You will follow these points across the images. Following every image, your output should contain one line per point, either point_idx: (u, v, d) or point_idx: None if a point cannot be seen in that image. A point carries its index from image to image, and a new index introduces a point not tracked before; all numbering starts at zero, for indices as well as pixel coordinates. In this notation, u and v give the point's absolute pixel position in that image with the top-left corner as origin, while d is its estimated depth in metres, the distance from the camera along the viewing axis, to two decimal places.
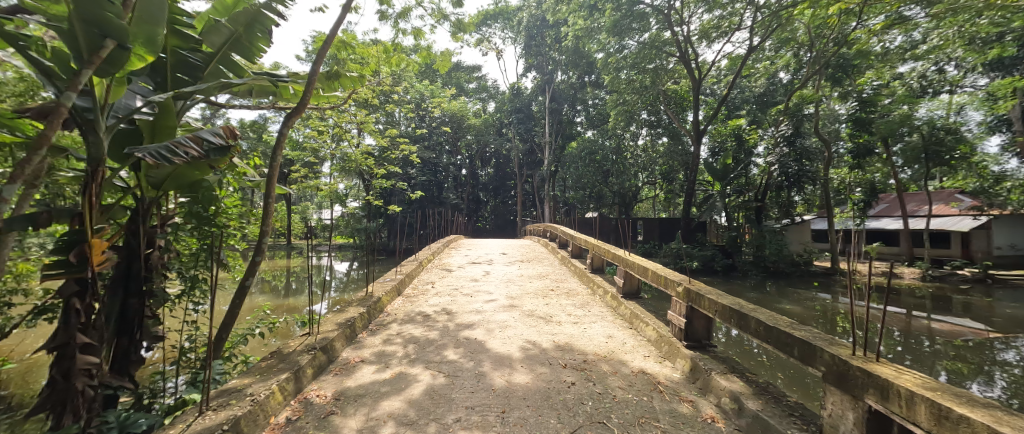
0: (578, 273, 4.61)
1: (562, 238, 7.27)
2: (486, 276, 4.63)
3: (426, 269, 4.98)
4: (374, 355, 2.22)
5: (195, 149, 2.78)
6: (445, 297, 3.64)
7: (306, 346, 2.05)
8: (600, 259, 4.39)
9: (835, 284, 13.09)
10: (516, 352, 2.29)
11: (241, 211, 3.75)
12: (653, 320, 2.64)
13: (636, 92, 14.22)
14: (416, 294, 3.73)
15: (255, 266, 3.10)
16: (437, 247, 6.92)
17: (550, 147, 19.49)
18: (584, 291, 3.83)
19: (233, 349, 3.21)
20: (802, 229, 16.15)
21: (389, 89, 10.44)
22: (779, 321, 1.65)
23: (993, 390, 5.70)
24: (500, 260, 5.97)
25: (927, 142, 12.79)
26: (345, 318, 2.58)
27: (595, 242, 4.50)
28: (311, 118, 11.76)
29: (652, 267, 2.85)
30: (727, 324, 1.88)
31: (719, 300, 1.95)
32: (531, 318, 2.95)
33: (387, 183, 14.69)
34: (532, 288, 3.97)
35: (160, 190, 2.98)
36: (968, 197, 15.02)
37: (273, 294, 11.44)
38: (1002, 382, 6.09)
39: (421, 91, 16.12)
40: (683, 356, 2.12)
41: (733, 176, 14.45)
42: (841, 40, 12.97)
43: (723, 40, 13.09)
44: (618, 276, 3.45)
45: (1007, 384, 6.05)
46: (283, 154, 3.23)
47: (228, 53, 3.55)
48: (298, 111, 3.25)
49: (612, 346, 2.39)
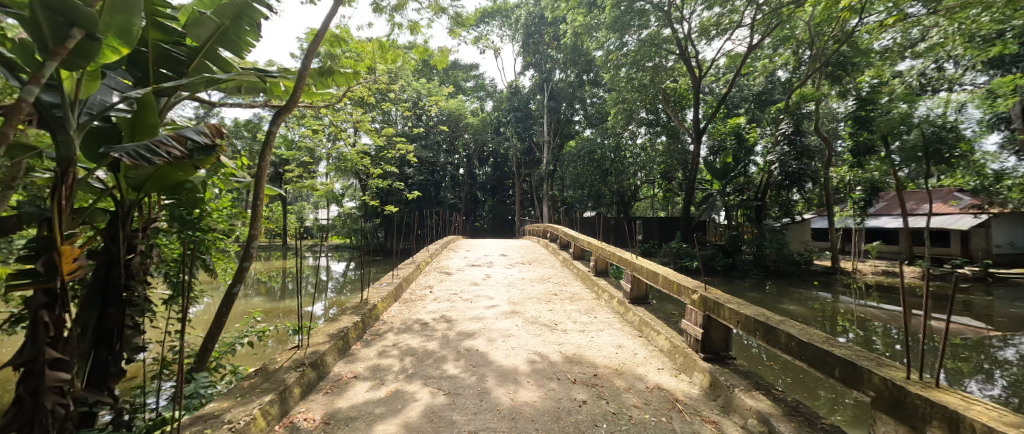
0: (581, 276, 4.46)
1: (563, 239, 7.10)
2: (486, 279, 4.48)
3: (424, 273, 4.81)
4: (368, 370, 2.06)
5: (178, 149, 2.61)
6: (444, 302, 3.48)
7: (293, 362, 1.88)
8: (604, 262, 4.23)
9: (836, 283, 13.02)
10: (521, 366, 2.14)
11: (230, 213, 3.57)
12: (665, 329, 2.49)
13: (635, 91, 14.11)
14: (413, 300, 3.57)
15: (243, 272, 2.93)
16: (434, 249, 6.75)
17: (548, 146, 19.35)
18: (588, 296, 3.68)
19: (221, 360, 3.04)
20: (801, 229, 16.08)
21: (387, 87, 10.28)
22: (812, 336, 1.51)
23: (993, 388, 5.60)
24: (500, 263, 5.81)
25: (927, 141, 12.73)
26: (337, 329, 2.41)
27: (599, 244, 4.34)
28: (306, 116, 11.57)
29: (663, 272, 2.70)
30: (751, 337, 1.73)
31: (741, 311, 1.81)
32: (535, 326, 2.79)
33: (383, 183, 14.51)
34: (534, 293, 3.82)
35: (141, 192, 2.81)
36: (968, 195, 14.96)
37: (267, 296, 11.25)
38: (1001, 381, 6.00)
39: (418, 89, 15.93)
40: (700, 370, 1.97)
41: (733, 175, 14.37)
42: (841, 38, 12.92)
43: (723, 38, 12.99)
44: (625, 281, 3.31)
45: (1007, 383, 5.95)
46: (272, 154, 3.06)
47: (215, 47, 3.36)
48: (287, 109, 3.08)
49: (623, 358, 2.24)
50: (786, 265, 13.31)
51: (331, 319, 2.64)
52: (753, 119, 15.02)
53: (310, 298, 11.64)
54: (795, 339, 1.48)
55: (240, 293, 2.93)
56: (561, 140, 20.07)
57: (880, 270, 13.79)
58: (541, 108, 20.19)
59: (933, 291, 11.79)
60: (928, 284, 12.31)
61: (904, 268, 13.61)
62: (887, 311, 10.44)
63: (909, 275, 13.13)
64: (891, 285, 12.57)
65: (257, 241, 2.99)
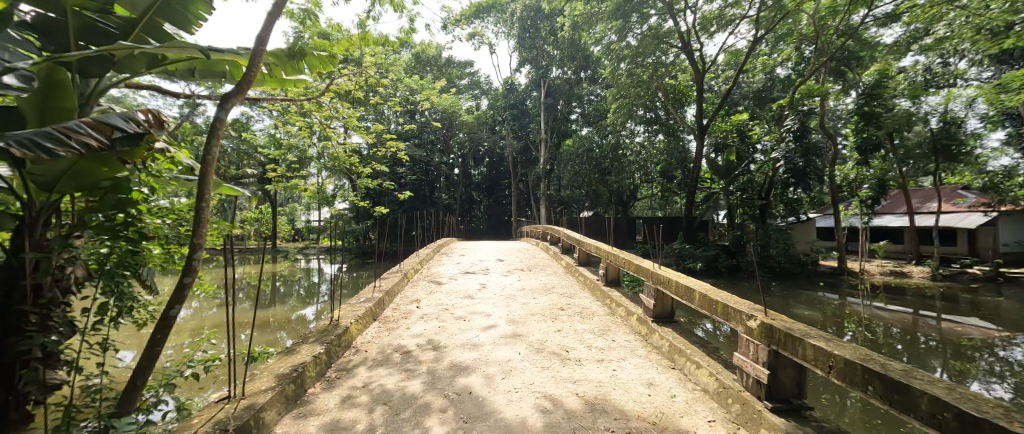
0: (589, 286, 3.95)
1: (565, 242, 6.56)
2: (482, 290, 3.95)
3: (413, 283, 4.28)
4: (322, 431, 1.52)
5: (95, 138, 2.05)
6: (432, 322, 2.96)
7: (212, 427, 1.34)
8: (616, 269, 3.71)
9: (843, 284, 12.65)
10: (530, 418, 1.61)
11: (177, 218, 3.01)
12: (707, 361, 1.99)
13: (635, 87, 13.63)
14: (396, 319, 3.04)
15: (184, 290, 2.39)
16: (425, 254, 6.19)
17: (545, 144, 18.88)
18: (600, 311, 3.18)
19: (156, 398, 2.49)
20: (807, 229, 15.65)
21: (376, 82, 9.75)
22: (973, 399, 1.00)
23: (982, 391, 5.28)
24: (497, 269, 5.30)
25: (936, 137, 12.62)
26: (291, 366, 1.88)
27: (609, 249, 3.84)
28: (292, 113, 11.01)
29: (698, 288, 2.20)
30: (856, 390, 1.23)
31: (837, 351, 1.30)
32: (543, 355, 2.28)
33: (374, 183, 13.92)
34: (537, 307, 3.31)
35: (55, 193, 2.26)
36: (972, 192, 14.64)
37: (252, 303, 10.70)
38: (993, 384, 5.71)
39: (410, 85, 15.40)
40: (770, 425, 1.45)
41: (736, 173, 13.96)
42: (846, 32, 12.55)
43: (724, 32, 12.54)
44: (645, 295, 2.82)
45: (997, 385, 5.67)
46: (219, 147, 2.53)
47: (157, 20, 2.81)
48: (240, 92, 2.56)
49: (660, 404, 1.73)
50: (791, 266, 12.94)
51: (286, 351, 2.11)
52: (755, 116, 14.65)
53: (299, 302, 11.13)
54: (945, 404, 0.98)
55: (179, 316, 2.40)
56: (557, 138, 19.64)
57: (886, 270, 13.45)
58: (538, 105, 19.69)
59: (942, 292, 11.42)
60: (937, 284, 11.94)
61: (911, 268, 13.26)
62: (893, 313, 10.11)
63: (917, 275, 12.76)
64: (899, 285, 12.20)
65: (202, 250, 2.45)
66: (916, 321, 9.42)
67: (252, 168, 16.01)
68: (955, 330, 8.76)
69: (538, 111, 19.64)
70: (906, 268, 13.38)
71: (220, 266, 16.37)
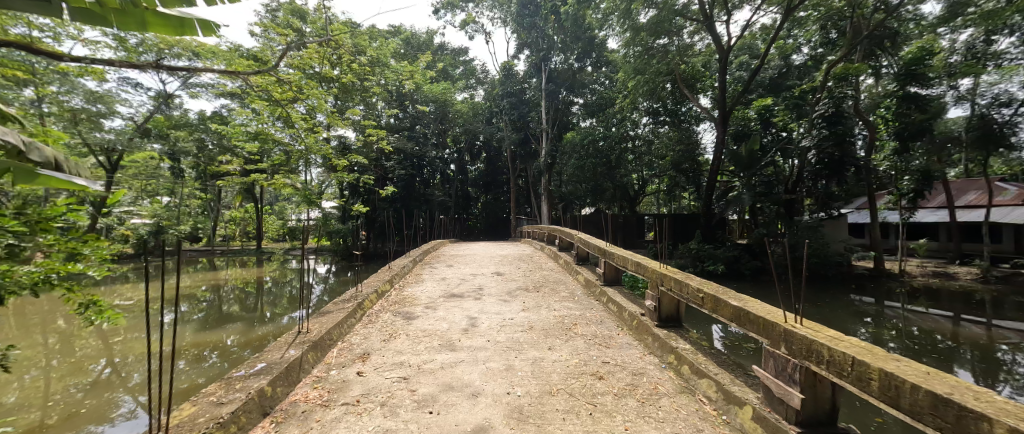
0: (633, 327, 2.61)
1: (578, 248, 5.17)
2: (469, 333, 2.65)
3: (371, 319, 2.96)
4: None
5: None
6: (372, 419, 1.62)
7: None
8: (676, 300, 2.39)
9: (880, 287, 11.40)
10: None
11: None
12: None
13: (641, 70, 12.37)
14: (311, 411, 1.70)
15: None
16: (401, 268, 4.87)
17: (546, 136, 17.46)
18: (669, 388, 1.86)
19: None
20: (836, 225, 14.32)
21: (352, 61, 8.40)
22: None
23: None
24: (494, 289, 3.99)
25: (987, 123, 11.14)
26: None
27: (665, 269, 2.52)
28: (257, 99, 9.62)
29: (993, 414, 0.88)
30: None
31: None
32: None
33: (352, 175, 12.44)
34: (558, 374, 2.00)
35: None
36: (1016, 184, 13.31)
37: (239, 307, 9.76)
38: None
39: (397, 70, 14.05)
40: None
41: (762, 164, 12.53)
42: (883, 6, 11.22)
43: (747, 6, 11.17)
44: (769, 372, 1.50)
45: None
46: None
47: None
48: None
49: None
50: (824, 268, 11.59)
51: None
52: (777, 102, 13.40)
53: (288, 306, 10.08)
54: None
55: None
56: (558, 130, 18.30)
57: (926, 271, 12.21)
58: (538, 94, 18.31)
59: (994, 294, 10.16)
60: (988, 286, 10.64)
61: (956, 270, 12.00)
62: (931, 317, 9.01)
63: (965, 277, 11.44)
64: (945, 288, 10.94)
65: None
66: (962, 326, 8.35)
67: (234, 164, 14.72)
68: (1008, 335, 7.69)
69: (538, 100, 18.33)
70: (950, 269, 12.13)
71: (205, 269, 15.19)
